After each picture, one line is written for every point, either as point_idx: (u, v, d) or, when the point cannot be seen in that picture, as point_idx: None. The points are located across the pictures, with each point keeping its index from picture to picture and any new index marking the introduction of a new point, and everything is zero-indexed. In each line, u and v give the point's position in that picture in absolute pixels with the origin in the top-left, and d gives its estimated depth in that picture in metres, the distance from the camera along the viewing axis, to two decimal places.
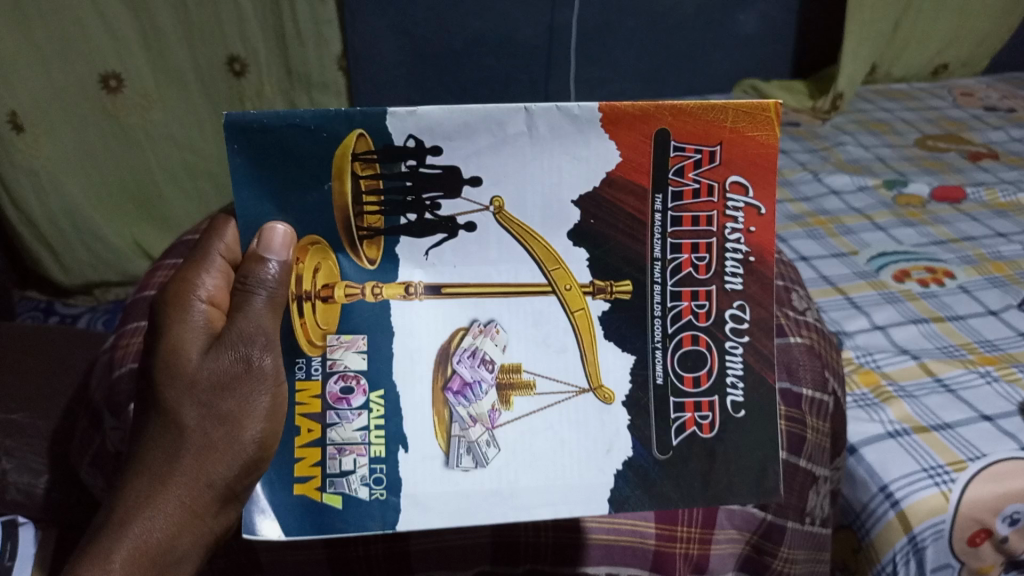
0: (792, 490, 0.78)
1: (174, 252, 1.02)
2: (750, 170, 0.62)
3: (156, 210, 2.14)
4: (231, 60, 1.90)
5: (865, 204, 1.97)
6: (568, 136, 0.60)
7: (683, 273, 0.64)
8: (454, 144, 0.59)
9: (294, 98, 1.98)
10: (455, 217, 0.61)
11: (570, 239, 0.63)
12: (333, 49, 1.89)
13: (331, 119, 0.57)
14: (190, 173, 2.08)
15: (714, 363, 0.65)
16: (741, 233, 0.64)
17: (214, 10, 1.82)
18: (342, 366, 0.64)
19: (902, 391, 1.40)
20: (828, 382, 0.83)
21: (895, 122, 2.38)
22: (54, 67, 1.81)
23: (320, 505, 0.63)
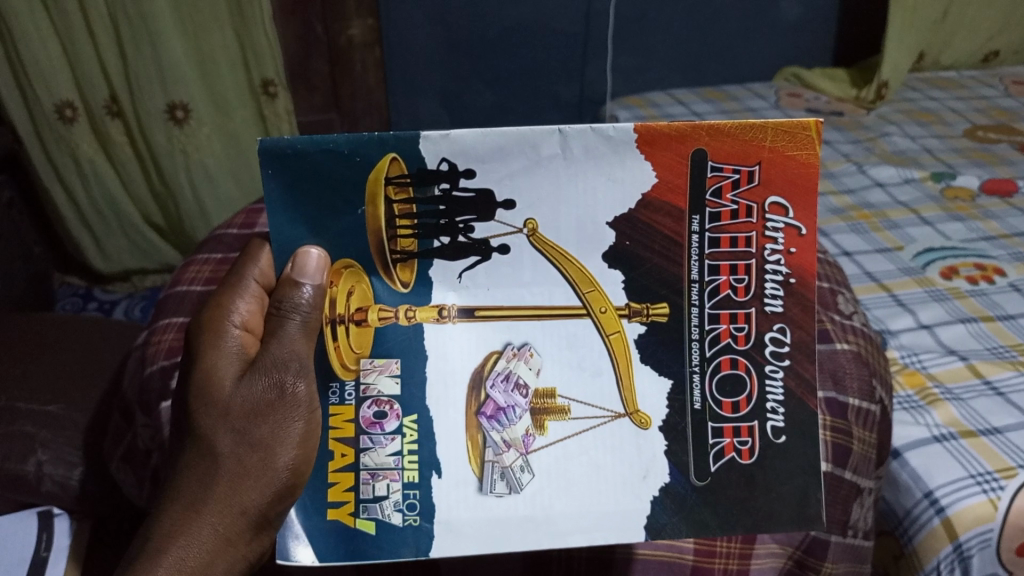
0: (836, 503, 0.74)
1: (206, 247, 1.01)
2: (792, 192, 0.59)
3: (181, 231, 2.13)
4: (173, 107, 1.86)
5: (912, 198, 1.91)
6: (602, 157, 0.58)
7: (721, 295, 0.62)
8: (488, 167, 0.57)
9: (227, 127, 1.96)
10: (489, 241, 0.60)
11: (604, 261, 0.61)
12: (268, 74, 1.87)
13: (365, 144, 0.56)
14: (219, 203, 2.05)
15: (753, 387, 0.63)
16: (781, 255, 0.61)
17: (147, 54, 1.77)
18: (376, 391, 0.62)
19: (948, 393, 1.35)
20: (877, 391, 0.78)
21: (943, 112, 2.31)
22: (86, 78, 1.82)
23: (354, 530, 0.61)
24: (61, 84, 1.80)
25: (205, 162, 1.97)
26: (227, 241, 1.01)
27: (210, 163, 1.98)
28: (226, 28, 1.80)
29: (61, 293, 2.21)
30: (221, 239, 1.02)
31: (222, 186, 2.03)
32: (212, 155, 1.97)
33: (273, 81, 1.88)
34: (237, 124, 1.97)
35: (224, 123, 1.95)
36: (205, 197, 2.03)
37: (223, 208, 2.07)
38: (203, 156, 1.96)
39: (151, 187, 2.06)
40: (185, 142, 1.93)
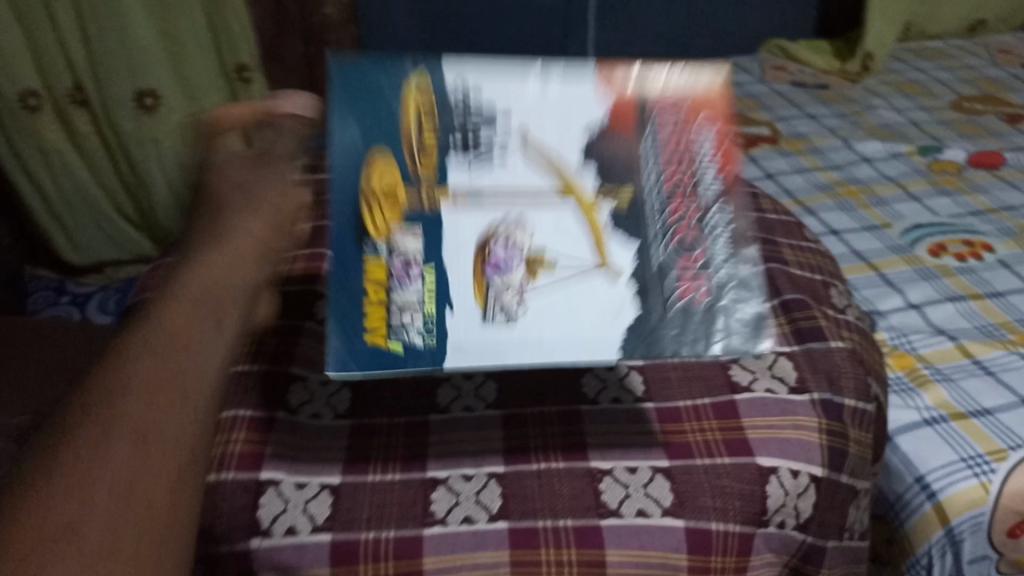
0: (833, 508, 0.71)
1: None
2: (714, 111, 0.61)
3: (155, 224, 2.05)
4: (141, 94, 1.80)
5: (899, 172, 1.88)
6: (579, 99, 0.59)
7: (670, 188, 0.60)
8: (510, 79, 0.59)
9: None
10: (492, 147, 0.58)
11: (581, 154, 0.59)
12: (241, 58, 1.81)
13: (398, 61, 0.59)
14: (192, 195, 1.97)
15: (703, 255, 0.59)
16: (712, 159, 0.61)
17: (113, 38, 1.71)
18: (408, 251, 0.57)
19: (938, 373, 1.33)
20: (872, 389, 0.76)
21: (929, 83, 2.28)
22: (50, 65, 1.76)
23: (387, 352, 0.55)
24: (24, 71, 1.74)
25: (178, 151, 1.90)
26: None
27: (183, 152, 1.91)
28: (195, 11, 1.75)
29: (33, 286, 2.14)
30: None
31: (195, 177, 1.95)
32: (184, 144, 1.90)
33: (247, 66, 1.83)
34: (209, 112, 1.90)
35: (195, 112, 1.89)
36: (179, 188, 1.96)
37: None
38: (175, 145, 1.89)
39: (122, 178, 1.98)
40: (155, 130, 1.86)
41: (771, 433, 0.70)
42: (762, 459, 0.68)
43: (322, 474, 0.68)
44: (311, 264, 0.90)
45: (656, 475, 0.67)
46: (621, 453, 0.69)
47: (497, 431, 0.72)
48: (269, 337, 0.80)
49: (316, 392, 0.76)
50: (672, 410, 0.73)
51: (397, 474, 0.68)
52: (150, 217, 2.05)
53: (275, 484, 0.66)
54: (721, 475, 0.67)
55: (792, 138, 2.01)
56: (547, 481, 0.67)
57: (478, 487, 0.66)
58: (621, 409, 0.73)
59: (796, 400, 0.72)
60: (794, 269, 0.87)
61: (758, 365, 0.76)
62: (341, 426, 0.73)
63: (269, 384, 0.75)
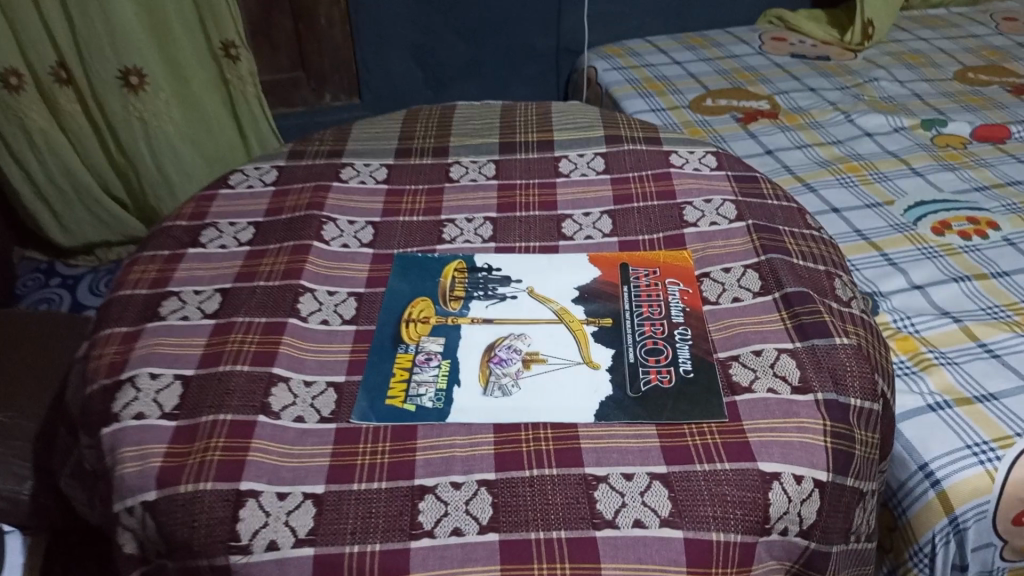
0: (838, 513, 0.69)
1: (151, 243, 0.93)
2: None
3: (147, 205, 2.01)
4: (127, 72, 1.75)
5: (901, 147, 1.84)
6: None
7: None
8: None
9: (185, 93, 1.84)
10: None
11: None
12: (228, 35, 1.76)
13: None
14: (183, 176, 1.93)
15: None
16: None
17: (97, 17, 1.66)
18: None
19: (942, 357, 1.31)
20: (879, 388, 0.73)
21: (932, 53, 2.22)
22: (31, 45, 1.70)
23: None
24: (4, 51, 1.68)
25: (166, 131, 1.86)
26: (176, 234, 0.93)
27: (171, 132, 1.86)
28: None
29: (22, 270, 2.10)
30: (170, 233, 0.93)
31: (184, 157, 1.91)
32: (172, 123, 1.86)
33: (234, 43, 1.77)
34: (198, 91, 1.85)
35: (182, 90, 1.84)
36: (169, 169, 1.90)
37: (189, 181, 1.95)
38: (163, 124, 1.84)
39: (109, 158, 1.93)
40: (142, 109, 1.81)
41: (773, 435, 0.67)
42: (764, 463, 0.65)
43: (304, 484, 0.65)
44: (293, 259, 0.88)
45: (653, 482, 0.64)
46: (616, 458, 0.66)
47: (488, 437, 0.68)
48: (251, 336, 0.78)
49: (299, 393, 0.73)
50: (667, 417, 0.69)
51: (383, 482, 0.65)
52: (140, 198, 2.00)
53: (256, 495, 0.64)
54: (720, 481, 0.64)
55: (792, 112, 1.96)
56: (539, 489, 0.64)
57: (467, 497, 0.64)
58: (613, 416, 0.69)
59: (799, 400, 0.69)
60: (796, 261, 0.84)
61: (759, 363, 0.73)
62: (325, 428, 0.70)
63: (252, 386, 0.73)
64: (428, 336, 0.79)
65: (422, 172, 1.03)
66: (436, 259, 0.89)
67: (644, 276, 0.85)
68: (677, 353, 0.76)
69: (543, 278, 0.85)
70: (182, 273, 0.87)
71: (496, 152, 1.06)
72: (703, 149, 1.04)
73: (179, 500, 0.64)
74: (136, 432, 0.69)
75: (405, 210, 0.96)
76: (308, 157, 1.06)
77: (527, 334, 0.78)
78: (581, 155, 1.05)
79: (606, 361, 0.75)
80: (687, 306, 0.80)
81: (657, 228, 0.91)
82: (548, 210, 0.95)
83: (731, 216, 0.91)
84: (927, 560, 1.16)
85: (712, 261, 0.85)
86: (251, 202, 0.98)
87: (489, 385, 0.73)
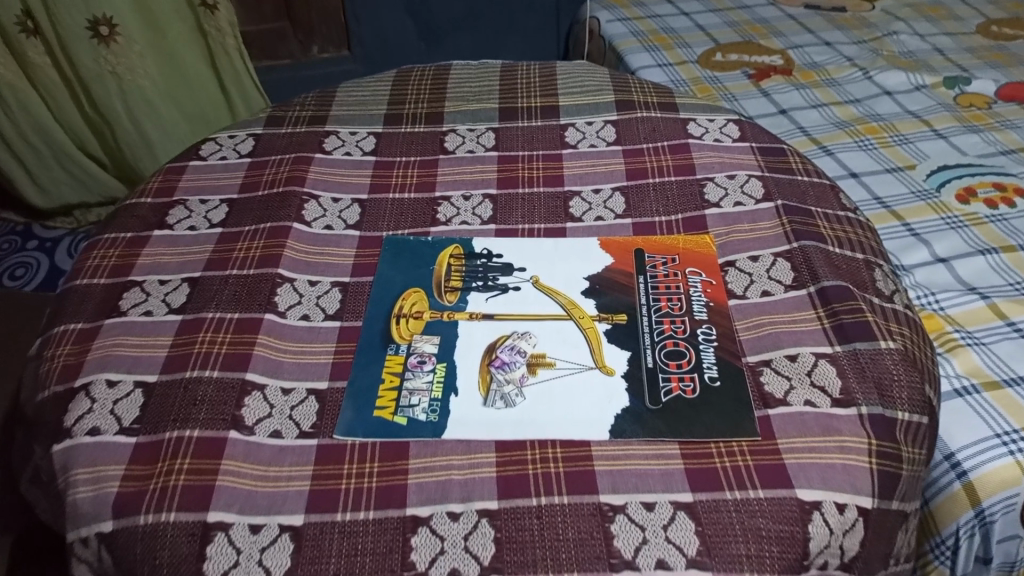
0: (883, 540, 0.61)
1: (112, 223, 0.83)
2: None
3: (126, 166, 1.88)
4: (97, 22, 1.59)
5: (922, 106, 1.73)
6: None
7: None
8: None
9: (162, 44, 1.70)
10: None
11: None
12: None
13: None
14: (163, 134, 1.81)
15: None
16: None
17: None
18: None
19: (969, 337, 1.22)
20: (929, 398, 0.65)
21: (953, 5, 2.10)
22: None
23: None
24: None
25: (141, 86, 1.72)
26: (140, 213, 0.84)
27: (148, 87, 1.73)
28: None
29: None
30: (133, 212, 0.84)
31: (164, 114, 1.79)
32: (148, 77, 1.72)
33: None
34: (175, 42, 1.70)
35: (158, 41, 1.69)
36: (148, 128, 1.78)
37: (170, 140, 1.83)
38: (138, 79, 1.70)
39: (83, 114, 1.79)
40: (115, 63, 1.66)
41: (813, 457, 0.59)
42: (803, 491, 0.57)
43: (279, 514, 0.57)
44: (269, 244, 0.79)
45: (678, 513, 0.56)
46: (635, 485, 0.58)
47: (489, 457, 0.60)
48: (222, 336, 0.69)
49: (276, 403, 0.65)
50: (691, 435, 0.61)
51: (370, 512, 0.57)
52: (117, 156, 1.87)
53: (225, 528, 0.56)
54: (753, 513, 0.56)
55: (807, 68, 1.84)
56: (548, 523, 0.56)
57: (467, 531, 0.56)
58: (631, 433, 0.61)
59: (841, 415, 0.61)
60: (831, 249, 0.75)
61: (794, 369, 0.65)
62: (305, 444, 0.62)
63: (222, 396, 0.64)
64: (420, 334, 0.71)
65: (414, 142, 0.93)
66: (429, 243, 0.79)
67: (662, 265, 0.76)
68: (701, 357, 0.67)
69: (549, 266, 0.76)
70: (144, 259, 0.78)
71: (496, 120, 0.96)
72: (723, 117, 0.94)
73: (139, 534, 0.56)
74: (90, 450, 0.61)
75: (395, 185, 0.87)
76: (287, 124, 0.96)
77: (532, 333, 0.70)
78: (590, 123, 0.95)
79: (622, 365, 0.67)
80: (711, 301, 0.72)
81: (675, 209, 0.82)
82: (555, 186, 0.86)
83: (757, 195, 0.82)
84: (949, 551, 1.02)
85: (738, 248, 0.77)
86: (224, 176, 0.88)
87: (490, 395, 0.65)
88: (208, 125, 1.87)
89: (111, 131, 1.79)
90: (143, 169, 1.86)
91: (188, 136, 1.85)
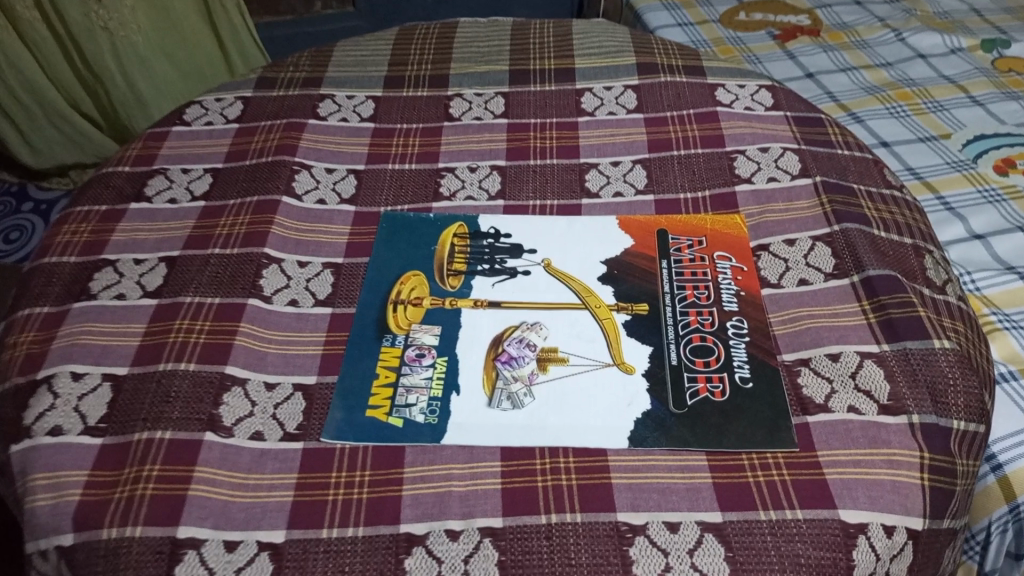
0: (931, 564, 0.54)
1: (86, 194, 0.76)
2: None
3: (119, 124, 1.76)
4: None
5: (959, 71, 1.59)
6: None
7: None
8: None
9: None
10: None
11: None
12: None
13: None
14: (158, 89, 1.71)
15: None
16: None
17: None
18: None
19: (1007, 321, 1.10)
20: (986, 404, 0.58)
21: None
22: None
23: None
24: None
25: (134, 42, 1.61)
26: (117, 183, 0.77)
27: (140, 43, 1.62)
28: None
29: None
30: (110, 182, 0.77)
31: (157, 69, 1.68)
32: (140, 32, 1.61)
33: None
34: None
35: None
36: (141, 85, 1.68)
37: (165, 96, 1.73)
38: (130, 34, 1.59)
39: (74, 70, 1.65)
40: (105, 18, 1.55)
41: (857, 472, 0.52)
42: (847, 512, 0.51)
43: (258, 530, 0.51)
44: (254, 220, 0.72)
45: (706, 535, 0.50)
46: (657, 502, 0.52)
47: (493, 466, 0.54)
48: (200, 323, 0.63)
49: (259, 400, 0.58)
50: (721, 444, 0.54)
51: (360, 528, 0.51)
52: (111, 114, 1.75)
53: (197, 546, 0.50)
54: (791, 537, 0.50)
55: (836, 28, 1.72)
56: (559, 545, 0.50)
57: (467, 552, 0.50)
58: (652, 442, 0.55)
59: (890, 425, 0.55)
60: (876, 233, 0.68)
61: (836, 370, 0.58)
62: (290, 449, 0.56)
63: (197, 392, 0.58)
64: (419, 324, 0.64)
65: (416, 107, 0.85)
66: (431, 220, 0.72)
67: (687, 248, 0.69)
68: (731, 354, 0.60)
69: (562, 248, 0.69)
70: (120, 236, 0.71)
71: (506, 83, 0.88)
72: (755, 82, 0.86)
73: (102, 551, 0.51)
74: (51, 453, 0.55)
75: (394, 155, 0.79)
76: (279, 87, 0.88)
77: (543, 324, 0.63)
78: (608, 87, 0.86)
79: (643, 363, 0.60)
80: (742, 290, 0.65)
81: (701, 184, 0.74)
82: (569, 158, 0.78)
83: (793, 170, 0.74)
84: (978, 549, 0.86)
85: (772, 231, 0.69)
86: (209, 143, 0.81)
87: (495, 394, 0.58)
88: (204, 80, 1.76)
89: (103, 88, 1.68)
90: (137, 126, 1.76)
91: (183, 92, 1.75)
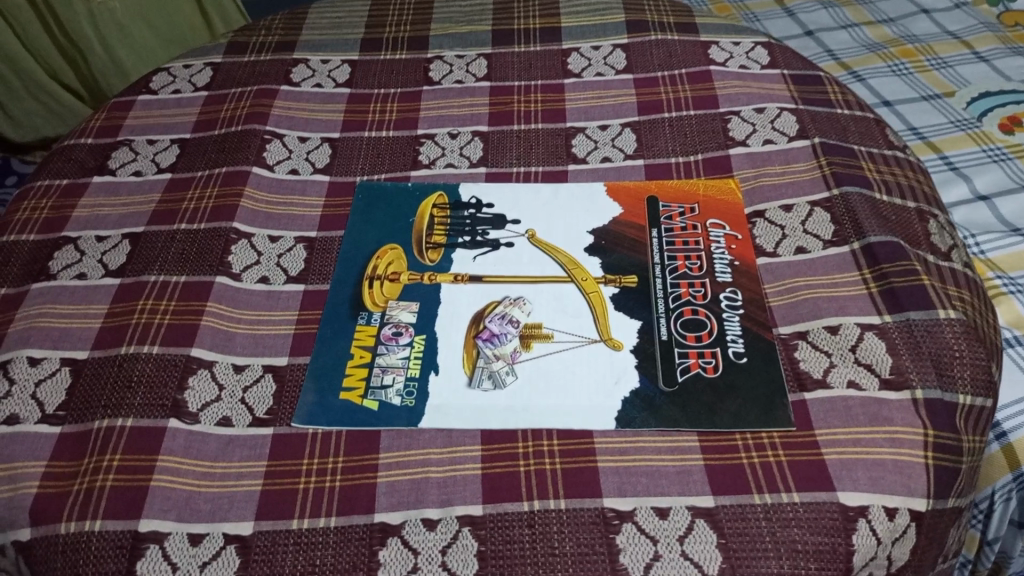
0: (935, 545, 0.52)
1: (48, 168, 0.73)
2: None
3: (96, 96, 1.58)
4: None
5: (963, 26, 1.52)
6: None
7: None
8: None
9: None
10: None
11: None
12: None
13: None
14: (139, 59, 1.54)
15: None
16: None
17: None
18: None
19: (1012, 285, 1.06)
20: (993, 377, 0.55)
21: None
22: None
23: None
24: None
25: (112, 7, 1.45)
26: (78, 156, 0.73)
27: (119, 8, 1.46)
28: None
29: None
30: (71, 155, 0.73)
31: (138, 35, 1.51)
32: None
33: None
34: None
35: None
36: (122, 54, 1.51)
37: (146, 65, 1.56)
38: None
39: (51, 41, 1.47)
40: None
41: (857, 452, 0.49)
42: (847, 495, 0.48)
43: (224, 522, 0.48)
44: (223, 193, 0.68)
45: (697, 521, 0.47)
46: (645, 486, 0.49)
47: (473, 451, 0.51)
48: (165, 303, 0.60)
49: (226, 383, 0.55)
50: (712, 424, 0.51)
51: (332, 519, 0.49)
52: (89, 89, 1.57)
53: (159, 540, 0.47)
54: (787, 522, 0.47)
55: None
56: (542, 534, 0.47)
57: (444, 543, 0.47)
58: (640, 423, 0.52)
59: (892, 400, 0.52)
60: (878, 196, 0.64)
61: (835, 344, 0.55)
62: (259, 435, 0.53)
63: (161, 376, 0.55)
64: (396, 300, 0.61)
65: (394, 71, 0.81)
66: (409, 191, 0.69)
67: (678, 216, 0.65)
68: (724, 328, 0.57)
69: (547, 217, 0.66)
70: (81, 213, 0.68)
71: (488, 44, 0.83)
72: (750, 39, 0.82)
73: (60, 546, 0.48)
74: (7, 443, 0.52)
75: (371, 122, 0.75)
76: (250, 52, 0.84)
77: (526, 299, 0.60)
78: (596, 47, 0.82)
79: (631, 339, 0.57)
80: (736, 259, 0.61)
81: (694, 147, 0.71)
82: (554, 122, 0.75)
83: (791, 132, 0.71)
84: (980, 519, 0.83)
85: (767, 196, 0.66)
86: (176, 112, 0.77)
87: (476, 374, 0.55)
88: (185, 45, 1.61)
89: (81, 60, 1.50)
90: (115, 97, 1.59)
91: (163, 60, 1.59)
